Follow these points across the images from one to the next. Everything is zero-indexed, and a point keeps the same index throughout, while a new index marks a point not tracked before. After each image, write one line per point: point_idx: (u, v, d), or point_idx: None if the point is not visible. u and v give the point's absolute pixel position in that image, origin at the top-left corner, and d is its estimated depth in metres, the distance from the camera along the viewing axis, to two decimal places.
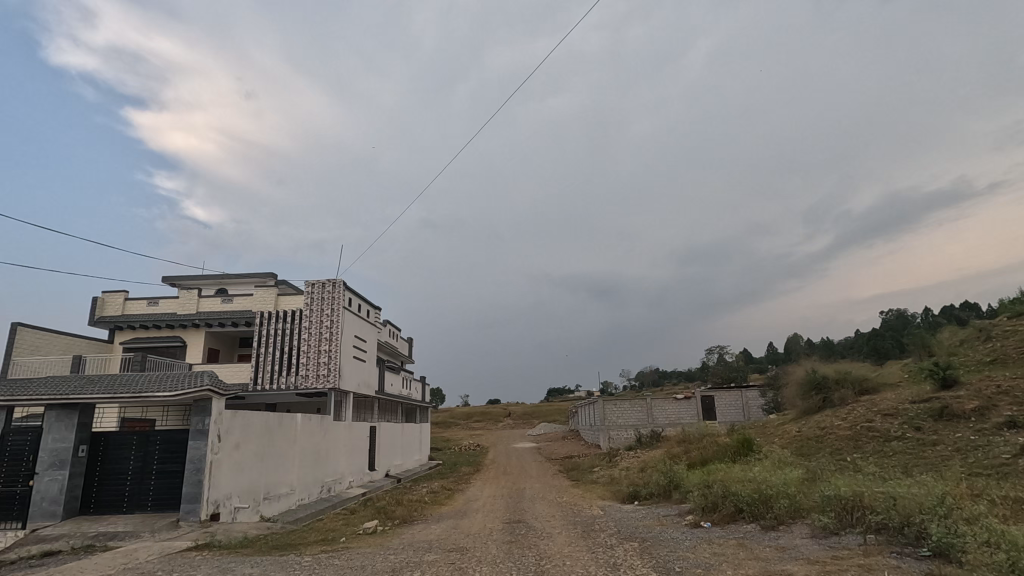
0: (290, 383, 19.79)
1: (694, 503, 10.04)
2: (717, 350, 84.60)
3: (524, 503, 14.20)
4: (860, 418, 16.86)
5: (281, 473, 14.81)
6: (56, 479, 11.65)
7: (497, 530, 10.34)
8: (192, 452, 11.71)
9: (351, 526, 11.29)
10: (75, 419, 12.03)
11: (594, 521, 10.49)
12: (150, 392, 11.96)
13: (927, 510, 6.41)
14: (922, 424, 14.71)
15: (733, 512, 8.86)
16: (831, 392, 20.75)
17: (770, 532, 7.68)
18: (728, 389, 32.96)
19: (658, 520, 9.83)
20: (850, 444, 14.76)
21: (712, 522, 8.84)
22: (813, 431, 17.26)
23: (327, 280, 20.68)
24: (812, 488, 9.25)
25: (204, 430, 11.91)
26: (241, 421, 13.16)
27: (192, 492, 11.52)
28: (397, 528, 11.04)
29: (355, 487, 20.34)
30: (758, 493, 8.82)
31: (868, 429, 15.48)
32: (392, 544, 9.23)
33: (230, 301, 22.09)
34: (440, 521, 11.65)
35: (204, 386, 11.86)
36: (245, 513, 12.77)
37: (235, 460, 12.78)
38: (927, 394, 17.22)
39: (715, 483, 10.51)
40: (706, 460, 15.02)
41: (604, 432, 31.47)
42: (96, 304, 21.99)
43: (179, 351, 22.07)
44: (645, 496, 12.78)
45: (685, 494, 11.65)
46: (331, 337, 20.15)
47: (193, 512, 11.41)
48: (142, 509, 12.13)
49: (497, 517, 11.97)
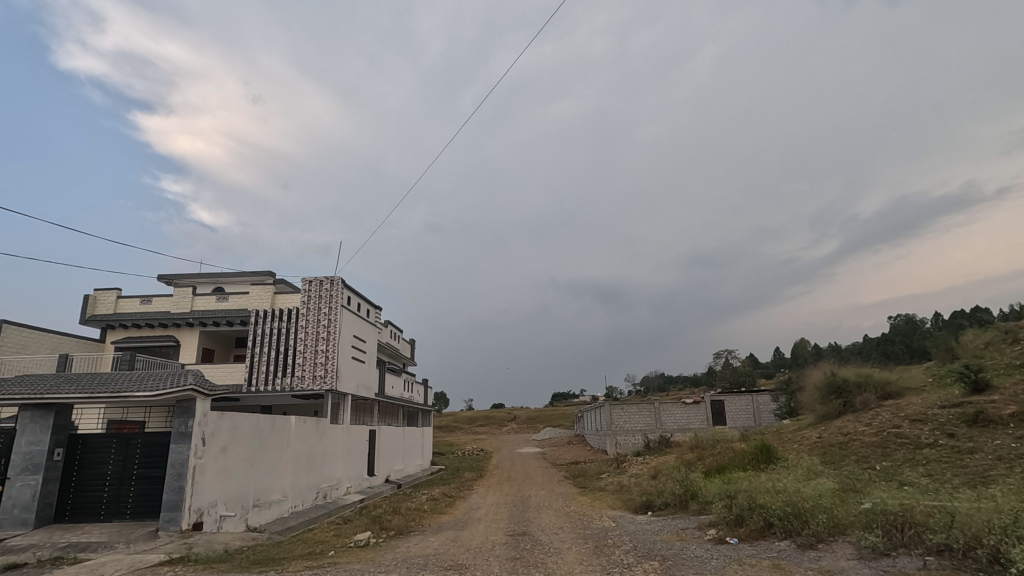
0: (285, 385, 18.99)
1: (716, 516, 9.15)
2: (724, 354, 83.72)
3: (529, 513, 13.30)
4: (887, 423, 15.84)
5: (272, 479, 14.00)
6: (29, 485, 10.89)
7: (500, 544, 9.48)
8: (174, 457, 10.91)
9: (342, 538, 10.45)
10: (52, 420, 11.28)
11: (607, 535, 9.59)
12: (130, 392, 11.17)
13: (999, 530, 5.53)
14: (955, 430, 13.75)
15: (762, 528, 7.96)
16: (853, 395, 19.72)
17: (809, 552, 6.79)
18: (739, 394, 31.97)
19: (676, 534, 8.96)
20: (878, 452, 13.82)
21: (739, 537, 7.95)
22: (836, 437, 16.27)
23: (324, 278, 19.91)
24: (849, 502, 8.32)
25: (187, 433, 11.10)
26: (229, 423, 12.35)
27: (173, 500, 10.72)
28: (392, 540, 10.20)
29: (353, 493, 19.52)
30: (790, 506, 7.92)
31: (897, 436, 14.50)
32: (384, 560, 8.41)
33: (225, 300, 21.36)
34: (439, 532, 10.84)
35: (187, 385, 11.07)
36: (230, 522, 11.93)
37: (221, 464, 11.96)
38: (957, 399, 16.21)
39: (738, 494, 9.60)
40: (724, 467, 14.06)
41: (611, 436, 30.56)
42: (88, 302, 21.36)
43: (171, 351, 21.34)
44: (659, 506, 11.89)
45: (705, 504, 10.73)
46: (329, 336, 19.36)
47: (173, 521, 10.61)
48: (120, 518, 11.37)
49: (500, 528, 11.13)
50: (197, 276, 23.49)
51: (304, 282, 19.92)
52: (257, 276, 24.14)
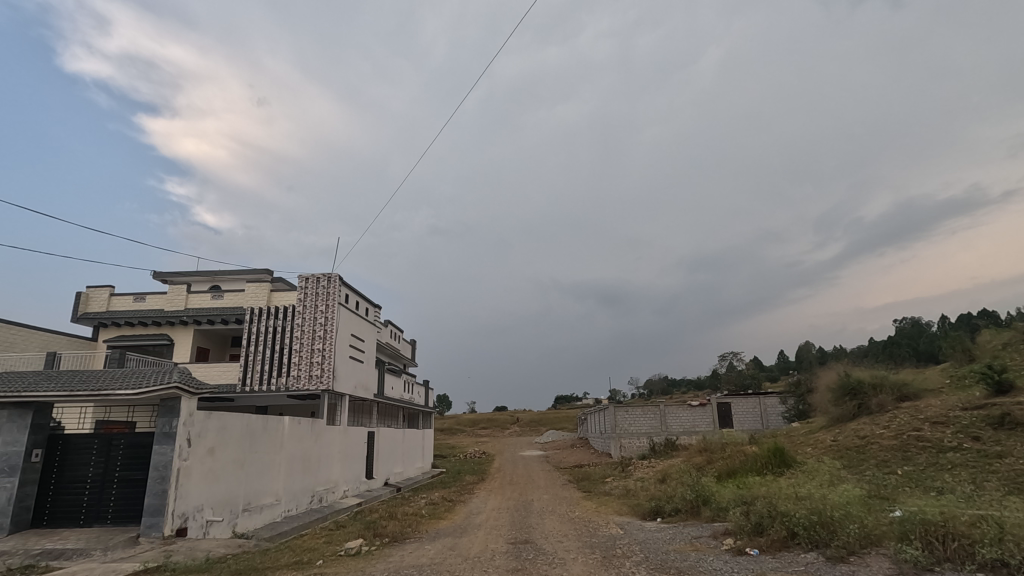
0: (280, 385, 18.43)
1: (732, 523, 8.52)
2: (729, 357, 83.14)
3: (531, 519, 12.68)
4: (906, 426, 15.17)
5: (264, 482, 13.40)
6: (5, 488, 10.34)
7: (500, 553, 8.88)
8: (157, 458, 10.33)
9: (333, 546, 9.85)
10: (30, 420, 10.72)
11: (616, 544, 8.94)
12: (111, 390, 10.62)
13: None
14: (980, 433, 13.05)
15: (785, 538, 7.30)
16: (868, 397, 18.96)
17: (840, 567, 6.15)
18: (746, 396, 31.27)
19: (691, 544, 8.33)
20: (899, 455, 13.14)
21: (759, 548, 7.30)
22: (852, 440, 15.57)
23: (321, 275, 19.34)
24: (879, 512, 7.70)
25: (171, 433, 10.52)
26: (217, 423, 11.78)
27: (155, 504, 10.13)
28: (385, 548, 9.57)
29: (350, 496, 18.95)
30: (816, 514, 7.28)
31: (918, 439, 13.81)
32: (375, 571, 7.79)
33: (221, 298, 20.86)
34: (436, 540, 10.21)
35: (171, 383, 10.49)
36: (217, 527, 11.34)
37: (208, 466, 11.37)
38: (980, 400, 15.50)
39: (756, 500, 8.95)
40: (735, 472, 13.39)
41: (615, 440, 29.92)
42: (80, 299, 20.91)
43: (166, 350, 20.84)
44: (669, 512, 11.26)
45: (718, 511, 10.04)
46: (326, 334, 18.81)
47: (155, 526, 10.02)
48: (100, 523, 10.81)
49: (501, 536, 10.50)
50: (193, 274, 22.97)
51: (300, 280, 19.38)
52: (254, 274, 23.58)
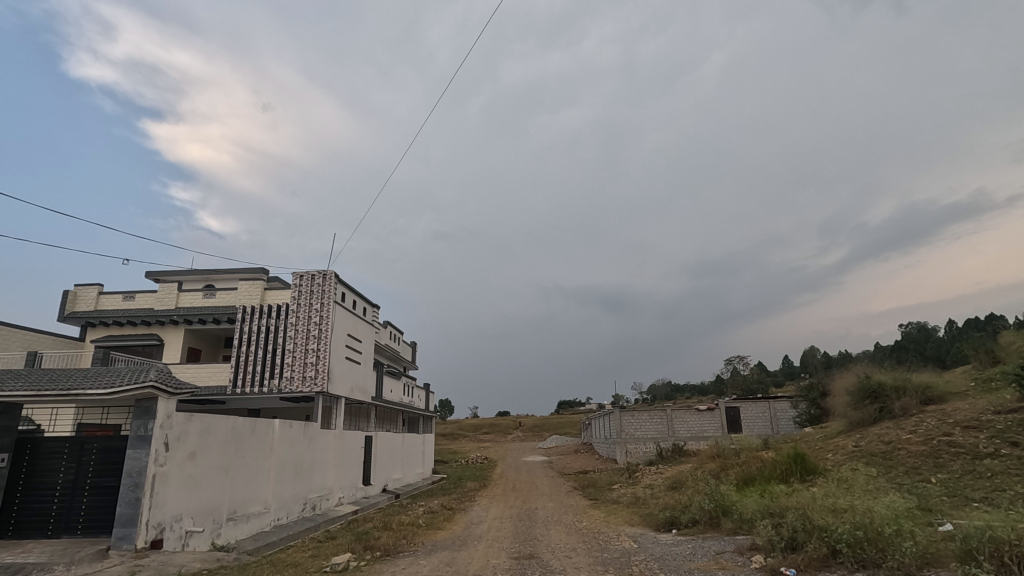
0: (273, 386, 17.64)
1: (760, 538, 7.66)
2: (734, 360, 82.52)
3: (535, 529, 11.85)
4: (935, 430, 14.23)
5: (252, 489, 12.61)
6: None
7: (500, 570, 8.03)
8: (130, 464, 9.49)
9: (319, 561, 9.00)
10: None
11: (631, 560, 8.06)
12: (82, 389, 9.86)
13: None
14: (1019, 438, 12.09)
15: (825, 555, 6.45)
16: (890, 400, 18.00)
17: None
18: (755, 400, 30.29)
19: (715, 561, 7.47)
20: (930, 462, 12.22)
21: (796, 568, 6.40)
22: (876, 446, 14.64)
23: (316, 272, 18.54)
24: (929, 526, 6.84)
25: (146, 436, 9.67)
26: (200, 426, 10.96)
27: (127, 514, 9.29)
28: (375, 563, 8.70)
29: (346, 504, 18.10)
30: (862, 530, 6.42)
31: (949, 445, 12.90)
32: None
33: (213, 296, 20.04)
34: (432, 554, 9.36)
35: (146, 381, 9.70)
36: (197, 538, 10.52)
37: (189, 473, 10.56)
38: (1014, 403, 14.49)
39: (787, 512, 8.04)
40: (753, 479, 12.53)
41: (621, 445, 29.11)
42: (68, 298, 20.20)
43: (156, 350, 20.11)
44: (686, 523, 10.38)
45: (741, 523, 9.20)
46: (321, 334, 18.00)
47: (127, 538, 9.18)
48: (70, 534, 10.00)
49: (503, 549, 9.67)
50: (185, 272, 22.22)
51: (294, 277, 18.59)
52: (248, 272, 22.77)
